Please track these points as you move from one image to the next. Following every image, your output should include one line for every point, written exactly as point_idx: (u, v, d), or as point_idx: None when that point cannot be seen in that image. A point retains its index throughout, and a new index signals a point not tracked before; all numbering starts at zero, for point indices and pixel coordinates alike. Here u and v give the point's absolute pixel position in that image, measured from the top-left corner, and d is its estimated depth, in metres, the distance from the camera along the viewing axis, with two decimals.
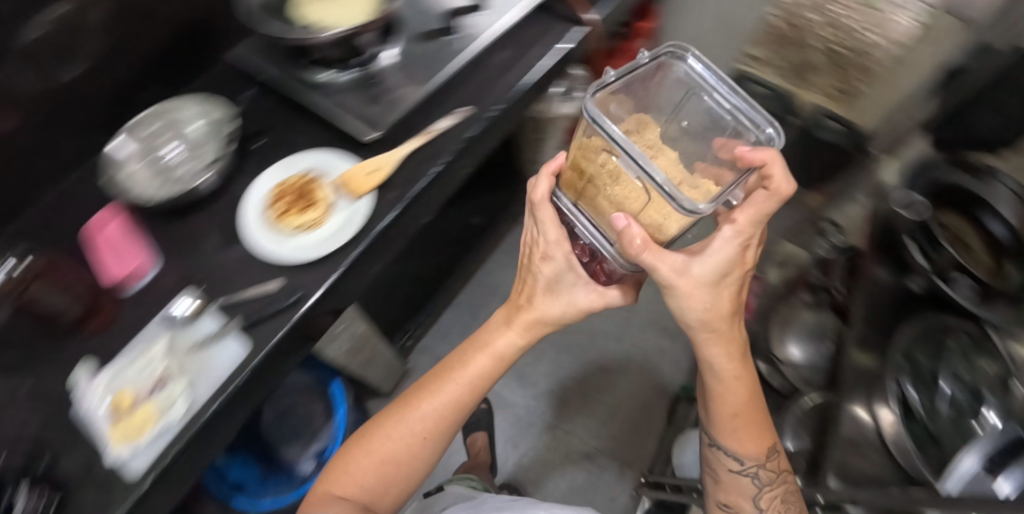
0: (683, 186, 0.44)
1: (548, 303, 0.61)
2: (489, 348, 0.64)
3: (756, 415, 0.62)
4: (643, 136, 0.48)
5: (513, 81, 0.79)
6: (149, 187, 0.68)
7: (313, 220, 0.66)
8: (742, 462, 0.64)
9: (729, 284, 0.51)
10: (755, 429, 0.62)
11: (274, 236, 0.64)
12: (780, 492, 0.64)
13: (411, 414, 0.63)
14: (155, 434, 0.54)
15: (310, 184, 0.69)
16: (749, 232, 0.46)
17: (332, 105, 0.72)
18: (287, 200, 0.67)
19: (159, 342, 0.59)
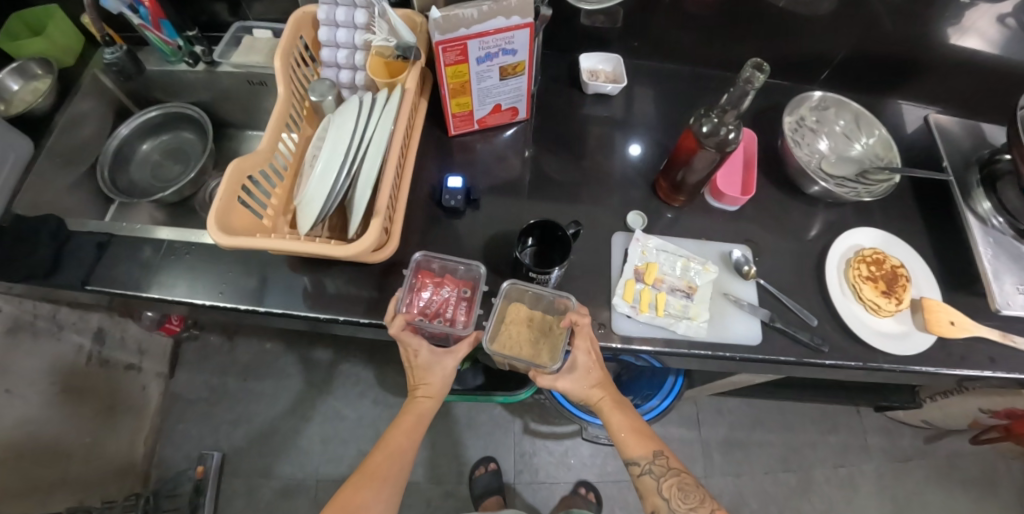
0: (505, 325, 0.64)
1: (444, 371, 0.65)
2: (416, 367, 0.66)
3: (628, 421, 0.64)
4: (516, 321, 0.64)
5: (865, 319, 0.70)
6: (512, 173, 0.78)
7: (877, 305, 0.70)
8: (638, 462, 0.63)
9: (587, 379, 0.62)
10: (634, 429, 0.63)
11: (621, 304, 0.67)
12: (681, 480, 0.62)
13: (413, 427, 0.66)
14: (299, 291, 0.70)
15: (890, 268, 0.72)
16: (586, 348, 0.61)
17: (689, 221, 0.75)
18: (867, 268, 0.72)
19: (646, 242, 0.71)
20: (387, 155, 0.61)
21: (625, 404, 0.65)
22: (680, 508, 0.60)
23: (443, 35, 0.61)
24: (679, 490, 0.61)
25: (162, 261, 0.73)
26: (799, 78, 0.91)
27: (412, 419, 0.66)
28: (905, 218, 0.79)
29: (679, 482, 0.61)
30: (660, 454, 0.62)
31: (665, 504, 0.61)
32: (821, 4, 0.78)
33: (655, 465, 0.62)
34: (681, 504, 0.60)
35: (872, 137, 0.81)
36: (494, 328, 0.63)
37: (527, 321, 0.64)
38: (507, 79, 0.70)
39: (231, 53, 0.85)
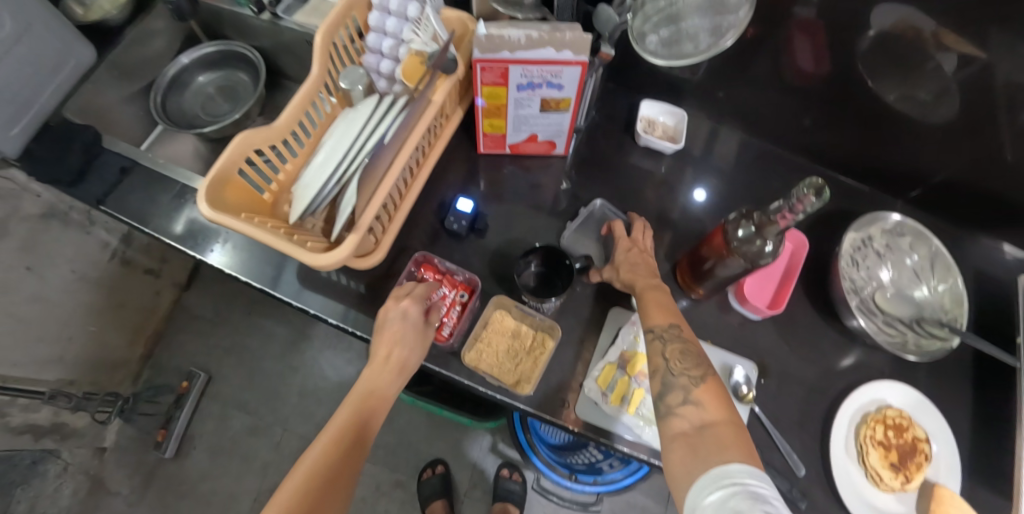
0: (486, 333, 0.61)
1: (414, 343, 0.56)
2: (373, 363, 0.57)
3: (657, 295, 0.57)
4: (497, 329, 0.61)
5: (859, 489, 0.62)
6: (528, 206, 0.72)
7: (878, 477, 0.61)
8: (648, 327, 0.54)
9: (629, 260, 0.61)
10: (659, 301, 0.56)
11: (593, 390, 0.60)
12: (687, 345, 0.51)
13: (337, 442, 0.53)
14: (284, 272, 0.70)
15: (912, 439, 0.63)
16: (640, 241, 0.64)
17: (702, 315, 0.68)
18: (882, 432, 0.63)
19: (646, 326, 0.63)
20: (389, 166, 0.56)
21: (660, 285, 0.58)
22: (676, 367, 0.50)
23: (483, 54, 0.55)
24: (681, 354, 0.51)
25: (187, 210, 0.76)
26: (884, 186, 0.80)
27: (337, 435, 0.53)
28: (951, 384, 0.68)
29: (684, 348, 0.51)
30: (676, 325, 0.53)
31: (664, 366, 0.50)
32: (940, 112, 0.66)
33: (666, 330, 0.52)
34: (678, 365, 0.50)
35: (943, 284, 0.70)
36: (473, 336, 0.61)
37: (511, 335, 0.61)
38: (548, 112, 0.64)
39: (296, 10, 0.85)
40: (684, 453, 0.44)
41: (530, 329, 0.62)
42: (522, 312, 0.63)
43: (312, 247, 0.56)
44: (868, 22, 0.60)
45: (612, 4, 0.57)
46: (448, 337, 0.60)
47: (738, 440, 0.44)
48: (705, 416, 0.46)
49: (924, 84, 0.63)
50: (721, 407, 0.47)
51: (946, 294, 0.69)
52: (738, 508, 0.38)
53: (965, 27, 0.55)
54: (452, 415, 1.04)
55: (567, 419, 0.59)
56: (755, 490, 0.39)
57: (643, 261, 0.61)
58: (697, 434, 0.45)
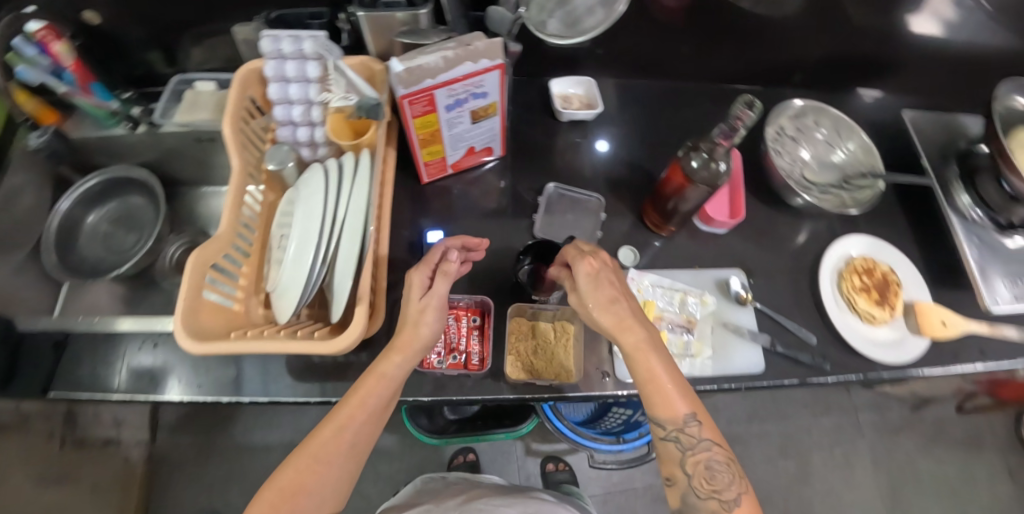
0: (517, 343, 0.62)
1: (432, 325, 0.53)
2: (370, 371, 0.53)
3: (656, 370, 0.51)
4: (524, 336, 0.63)
5: (862, 334, 0.70)
6: (493, 213, 0.73)
7: (871, 316, 0.70)
8: (666, 425, 0.51)
9: (598, 302, 0.51)
10: (660, 386, 0.50)
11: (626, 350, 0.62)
12: (715, 455, 0.50)
13: (325, 449, 0.51)
14: (283, 376, 0.66)
15: (881, 275, 0.73)
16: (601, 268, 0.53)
17: (683, 247, 0.73)
18: (859, 279, 0.72)
19: (643, 274, 0.69)
20: (363, 233, 0.56)
21: (655, 342, 0.51)
22: (703, 489, 0.50)
23: (407, 89, 0.57)
24: (706, 471, 0.50)
25: (143, 355, 0.70)
26: (773, 80, 0.89)
27: (325, 440, 0.51)
28: (889, 221, 0.79)
29: (709, 460, 0.50)
30: (699, 419, 0.50)
31: (684, 480, 0.51)
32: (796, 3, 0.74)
33: (683, 434, 0.50)
34: (705, 486, 0.50)
35: (853, 143, 0.80)
36: (505, 351, 0.61)
37: (539, 335, 0.63)
38: (480, 121, 0.66)
39: (173, 111, 0.79)
40: None
41: (553, 323, 0.64)
42: (536, 310, 0.64)
43: (318, 336, 0.56)
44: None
45: (501, 4, 0.62)
46: (480, 363, 0.60)
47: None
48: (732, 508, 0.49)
49: None
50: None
51: (857, 152, 0.80)
52: None
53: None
54: (487, 438, 0.98)
55: (611, 386, 0.61)
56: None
57: (609, 293, 0.51)
58: None
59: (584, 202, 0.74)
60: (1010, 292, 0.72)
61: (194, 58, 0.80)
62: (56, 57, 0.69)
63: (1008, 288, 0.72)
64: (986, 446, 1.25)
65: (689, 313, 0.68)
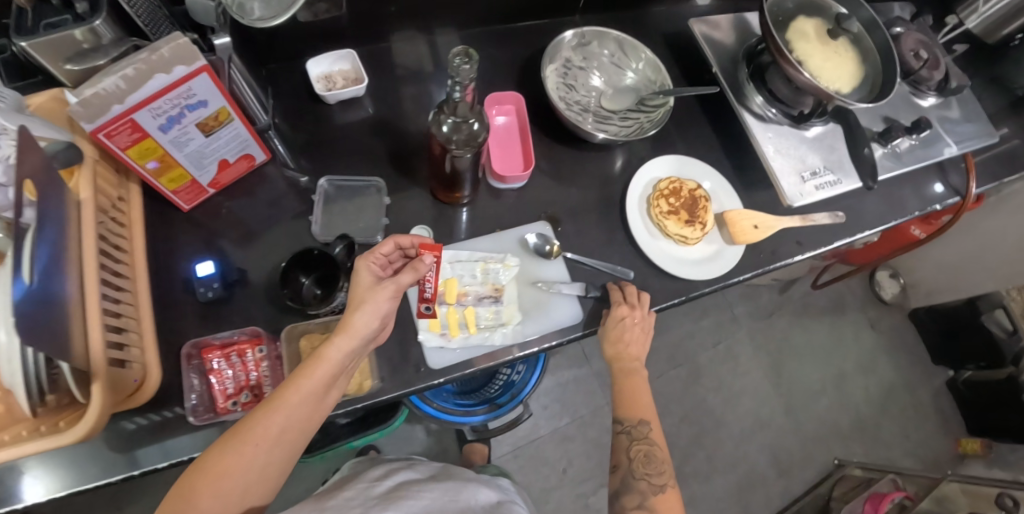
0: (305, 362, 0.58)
1: (379, 297, 0.50)
2: (313, 354, 0.47)
3: (635, 389, 0.66)
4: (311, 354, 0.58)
5: (676, 257, 0.71)
6: (275, 225, 0.67)
7: (683, 236, 0.71)
8: (626, 424, 0.65)
9: (632, 337, 0.64)
10: (635, 396, 0.66)
11: (431, 338, 0.61)
12: (653, 449, 0.63)
13: (253, 432, 0.43)
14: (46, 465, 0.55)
15: (688, 193, 0.74)
16: (636, 316, 0.64)
17: (486, 213, 0.70)
18: (667, 202, 0.72)
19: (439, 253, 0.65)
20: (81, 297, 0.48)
21: (637, 368, 0.67)
22: (638, 470, 0.61)
23: (93, 123, 0.49)
24: (645, 457, 0.62)
25: None
26: (558, 11, 0.82)
27: (255, 422, 0.44)
28: (693, 136, 0.79)
29: (648, 451, 0.62)
30: (645, 424, 0.64)
31: (626, 464, 0.62)
32: None
33: (637, 431, 0.64)
34: (641, 469, 0.61)
35: (641, 62, 0.77)
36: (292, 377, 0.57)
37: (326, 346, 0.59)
38: (216, 132, 0.58)
39: None
40: None
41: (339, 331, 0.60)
42: (324, 322, 0.60)
43: (67, 423, 0.48)
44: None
45: None
46: None
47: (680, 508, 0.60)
48: (659, 485, 0.60)
49: None
50: (675, 497, 0.60)
51: (646, 69, 0.77)
52: None
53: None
54: (363, 440, 0.94)
55: (426, 376, 0.60)
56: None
57: (636, 333, 0.64)
58: None
59: (367, 189, 0.69)
60: (812, 184, 0.75)
61: None
62: None
63: (809, 179, 0.75)
64: (847, 308, 1.37)
65: (497, 282, 0.65)
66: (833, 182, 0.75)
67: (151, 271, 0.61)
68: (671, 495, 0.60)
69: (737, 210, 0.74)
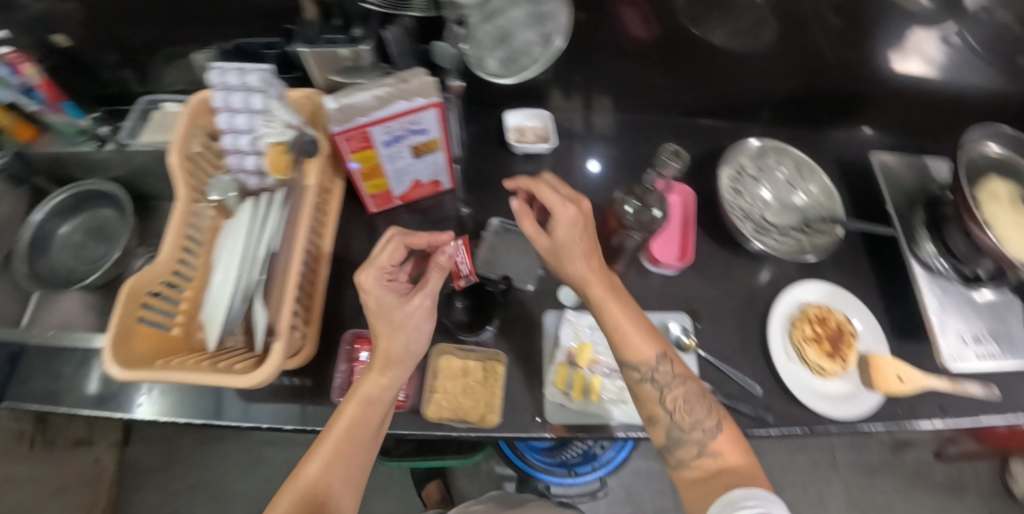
0: (442, 379, 0.61)
1: (406, 318, 0.55)
2: (354, 394, 0.53)
3: (618, 314, 0.55)
4: (449, 373, 0.62)
5: (811, 386, 0.68)
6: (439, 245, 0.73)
7: (821, 367, 0.69)
8: (639, 369, 0.54)
9: (575, 251, 0.55)
10: (623, 331, 0.54)
11: (557, 394, 0.62)
12: (687, 390, 0.53)
13: (329, 474, 0.50)
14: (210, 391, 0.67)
15: (835, 324, 0.72)
16: (575, 214, 0.54)
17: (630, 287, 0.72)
18: (811, 327, 0.71)
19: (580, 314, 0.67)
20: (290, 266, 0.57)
21: (617, 291, 0.56)
22: (685, 421, 0.52)
23: (340, 127, 0.57)
24: (686, 405, 0.53)
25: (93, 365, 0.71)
26: (734, 115, 0.85)
27: (328, 465, 0.50)
28: (847, 267, 0.77)
29: (685, 393, 0.53)
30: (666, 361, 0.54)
31: (665, 416, 0.53)
32: (761, 38, 0.72)
33: (654, 372, 0.53)
34: (686, 419, 0.52)
35: (815, 185, 0.78)
36: (427, 389, 0.60)
37: (465, 370, 0.62)
38: (423, 156, 0.65)
39: (141, 131, 0.81)
40: (701, 494, 0.49)
41: (479, 360, 0.63)
42: (467, 348, 0.64)
43: (240, 368, 0.55)
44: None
45: (446, 40, 0.61)
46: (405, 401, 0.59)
47: (750, 470, 0.49)
48: (721, 459, 0.50)
49: (735, 15, 0.69)
50: (735, 449, 0.50)
51: (819, 194, 0.77)
52: None
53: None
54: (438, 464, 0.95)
55: (540, 427, 0.60)
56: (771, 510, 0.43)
57: (580, 240, 0.54)
58: (715, 479, 0.49)
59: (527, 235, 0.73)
60: (974, 351, 0.70)
61: (161, 77, 0.83)
62: (23, 78, 0.73)
63: (970, 345, 0.70)
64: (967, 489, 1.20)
65: None
66: (999, 356, 0.70)
67: (330, 257, 0.68)
68: (728, 447, 0.50)
69: (887, 358, 0.70)
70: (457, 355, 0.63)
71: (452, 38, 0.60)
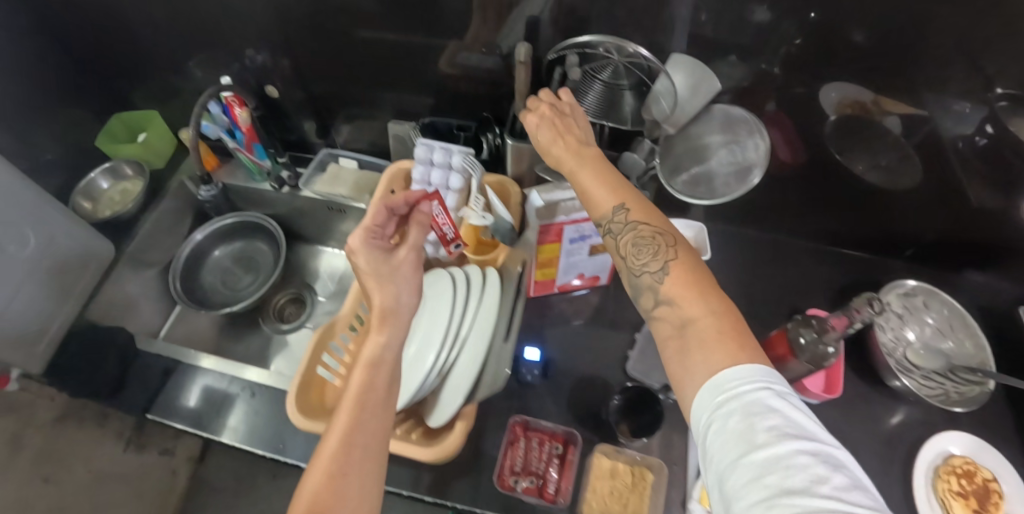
0: (599, 483, 0.60)
1: (396, 280, 0.53)
2: (359, 363, 0.49)
3: (598, 185, 0.53)
4: (606, 479, 0.61)
5: None
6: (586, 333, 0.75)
7: None
8: (600, 225, 0.52)
9: (548, 137, 0.57)
10: (598, 188, 0.53)
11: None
12: (643, 237, 0.49)
13: (340, 449, 0.43)
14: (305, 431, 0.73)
15: (982, 481, 0.68)
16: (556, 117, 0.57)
17: None
18: (957, 482, 0.68)
19: None
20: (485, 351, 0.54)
21: (601, 166, 0.55)
22: (636, 268, 0.49)
23: (541, 221, 0.60)
24: (635, 247, 0.50)
25: (217, 385, 0.77)
26: (873, 247, 0.87)
27: (337, 437, 0.44)
28: (991, 419, 0.75)
29: (636, 240, 0.50)
30: (658, 233, 0.49)
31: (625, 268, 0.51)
32: (907, 178, 0.74)
33: (616, 226, 0.51)
34: (637, 265, 0.49)
35: (967, 336, 0.77)
36: (584, 493, 0.60)
37: (622, 478, 0.61)
38: (597, 255, 0.68)
39: (315, 179, 0.88)
40: (675, 352, 0.44)
41: (636, 469, 0.62)
42: (620, 451, 0.63)
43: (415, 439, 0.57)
44: (823, 111, 0.69)
45: (635, 149, 0.68)
46: (555, 495, 0.60)
47: (743, 339, 0.42)
48: (683, 313, 0.45)
49: (884, 153, 0.73)
50: (693, 297, 0.45)
51: (971, 346, 0.76)
52: (740, 422, 0.37)
53: (898, 91, 0.64)
54: None
55: None
56: (772, 404, 0.37)
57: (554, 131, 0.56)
58: (681, 333, 0.44)
59: None
60: None
61: (342, 134, 0.92)
62: (234, 119, 0.79)
63: None
64: None
65: None
66: None
67: None
68: (681, 275, 0.46)
69: None
70: (612, 458, 0.62)
71: (644, 150, 0.67)
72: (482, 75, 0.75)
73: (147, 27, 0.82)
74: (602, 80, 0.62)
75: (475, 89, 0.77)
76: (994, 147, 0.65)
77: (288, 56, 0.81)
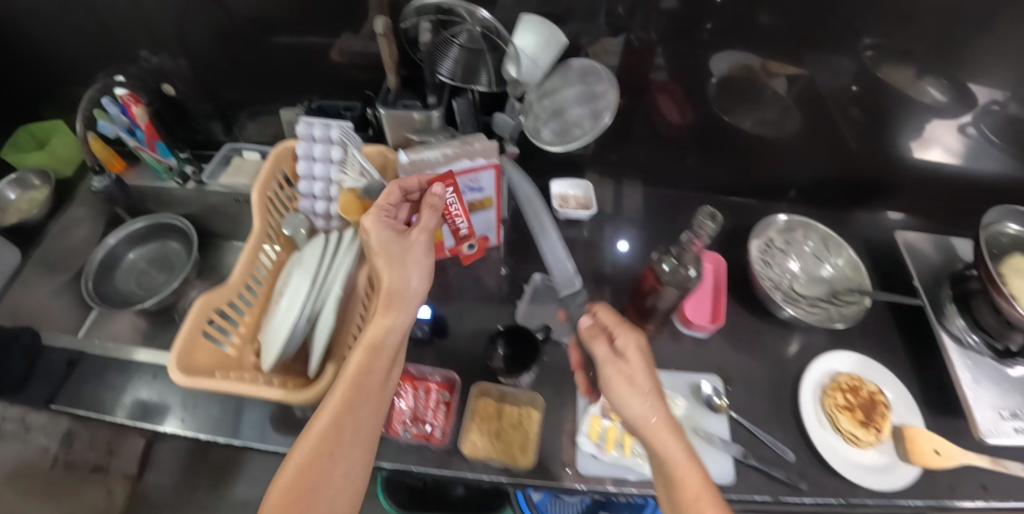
0: (477, 416, 0.64)
1: (406, 259, 0.57)
2: (360, 343, 0.54)
3: (666, 450, 0.49)
4: (485, 413, 0.65)
5: (847, 458, 0.67)
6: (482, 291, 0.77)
7: (855, 437, 0.68)
8: None
9: (632, 392, 0.51)
10: (682, 480, 0.48)
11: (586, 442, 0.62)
12: None
13: (328, 437, 0.50)
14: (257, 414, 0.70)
15: (867, 395, 0.72)
16: (651, 388, 0.51)
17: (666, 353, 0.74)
18: (843, 396, 0.71)
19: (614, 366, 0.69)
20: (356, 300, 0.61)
21: (682, 429, 0.50)
22: None
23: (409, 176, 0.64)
24: None
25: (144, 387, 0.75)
26: (763, 193, 0.92)
27: (327, 426, 0.50)
28: (877, 339, 0.80)
29: None
30: None
31: None
32: (790, 125, 0.79)
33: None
34: None
35: (842, 259, 0.83)
36: (463, 426, 0.63)
37: (501, 411, 0.65)
38: (477, 211, 0.72)
39: (219, 172, 0.91)
40: None
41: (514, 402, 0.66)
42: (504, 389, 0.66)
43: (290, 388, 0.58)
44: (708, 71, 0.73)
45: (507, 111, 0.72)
46: (440, 436, 0.62)
47: None
48: None
49: (766, 107, 0.77)
50: None
51: (843, 267, 0.82)
52: None
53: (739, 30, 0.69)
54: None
55: (570, 478, 0.60)
56: None
57: (647, 382, 0.51)
58: None
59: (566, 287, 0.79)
60: (1011, 426, 0.69)
61: (249, 132, 0.96)
62: (133, 118, 0.82)
63: (1007, 419, 0.69)
64: None
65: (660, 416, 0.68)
66: None
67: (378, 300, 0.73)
68: None
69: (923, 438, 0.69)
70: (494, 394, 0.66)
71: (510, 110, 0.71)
72: (366, 56, 0.78)
73: (46, 32, 0.84)
74: (459, 43, 0.64)
75: (363, 74, 0.81)
76: (866, 92, 0.72)
77: (185, 56, 0.84)
